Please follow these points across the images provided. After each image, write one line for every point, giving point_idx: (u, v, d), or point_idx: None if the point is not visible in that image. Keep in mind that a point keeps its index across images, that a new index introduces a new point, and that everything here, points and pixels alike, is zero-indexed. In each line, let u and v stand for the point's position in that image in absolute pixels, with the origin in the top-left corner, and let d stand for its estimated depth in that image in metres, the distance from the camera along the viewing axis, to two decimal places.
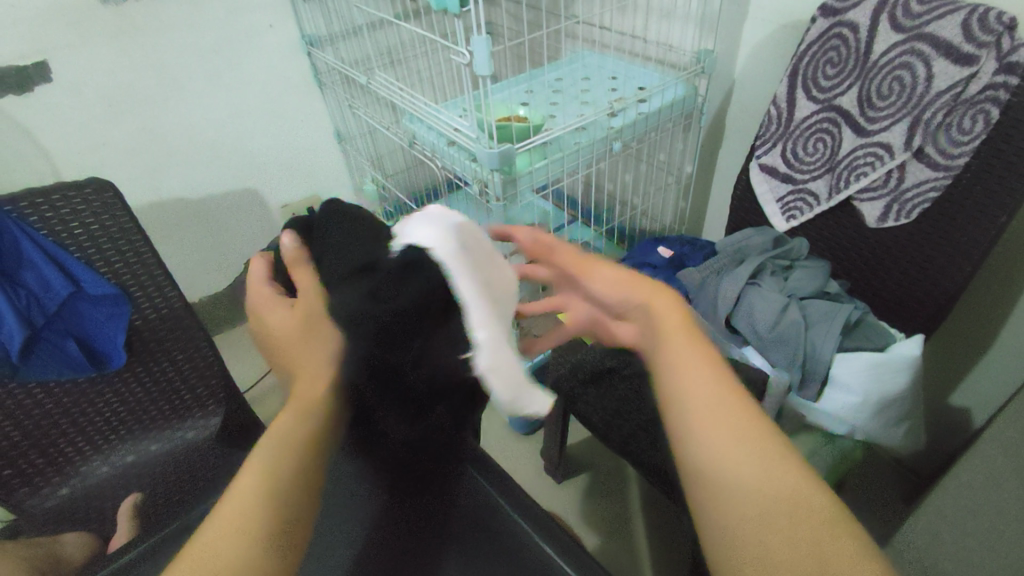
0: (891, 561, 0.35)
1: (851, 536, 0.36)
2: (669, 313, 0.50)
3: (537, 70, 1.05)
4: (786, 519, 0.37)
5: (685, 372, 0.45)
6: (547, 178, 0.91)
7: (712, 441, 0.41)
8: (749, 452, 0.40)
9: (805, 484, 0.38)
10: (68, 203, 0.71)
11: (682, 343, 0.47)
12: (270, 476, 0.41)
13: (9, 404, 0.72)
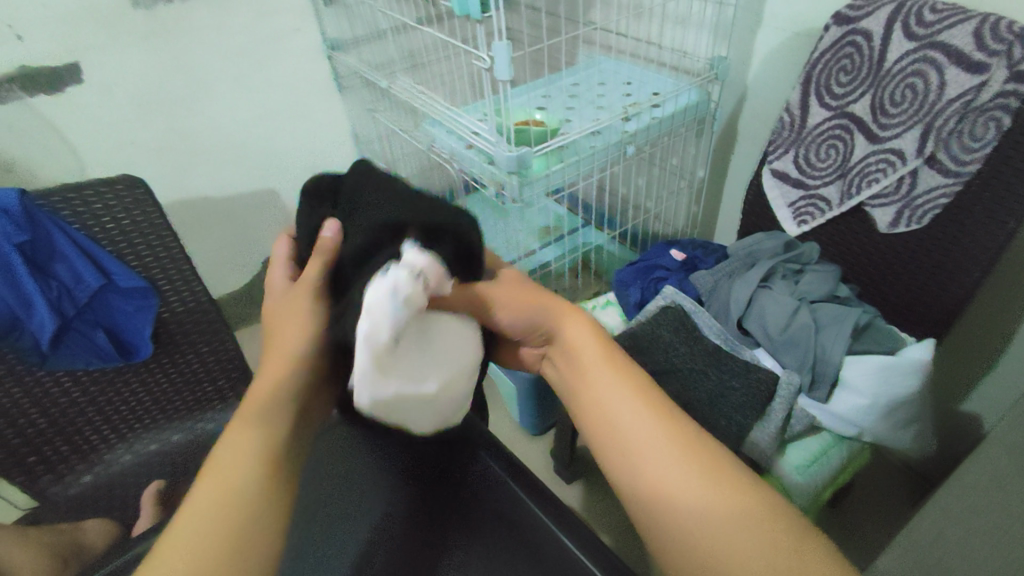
0: (781, 528, 0.41)
1: (739, 510, 0.42)
2: (590, 340, 0.53)
3: (554, 76, 1.08)
4: (681, 507, 0.43)
5: (609, 399, 0.50)
6: (562, 181, 0.93)
7: (646, 463, 0.45)
8: (651, 449, 0.46)
9: (697, 470, 0.44)
10: (101, 198, 0.74)
11: (588, 351, 0.53)
12: (246, 470, 0.42)
13: (37, 392, 0.75)
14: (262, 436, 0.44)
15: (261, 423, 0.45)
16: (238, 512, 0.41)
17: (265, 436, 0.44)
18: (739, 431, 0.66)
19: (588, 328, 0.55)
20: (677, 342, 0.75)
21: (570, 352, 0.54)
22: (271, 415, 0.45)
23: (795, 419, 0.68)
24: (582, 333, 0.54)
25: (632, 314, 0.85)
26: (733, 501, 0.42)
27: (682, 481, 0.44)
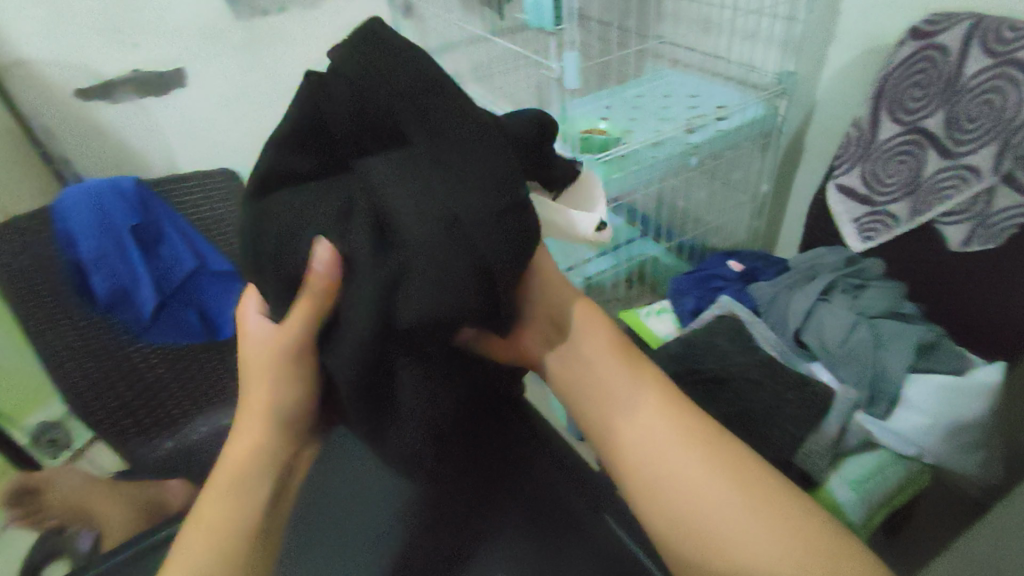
0: (812, 542, 0.41)
1: (770, 524, 0.42)
2: (597, 336, 0.56)
3: (620, 87, 1.11)
4: (706, 518, 0.44)
5: (624, 403, 0.52)
6: (623, 188, 0.95)
7: (663, 470, 0.47)
8: (675, 460, 0.47)
9: (726, 484, 0.45)
10: (205, 188, 0.85)
11: (615, 365, 0.54)
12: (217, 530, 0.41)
13: (138, 359, 0.85)
14: (246, 471, 0.45)
15: (243, 457, 0.45)
16: (232, 522, 0.42)
17: (247, 468, 0.45)
18: (792, 442, 0.66)
19: (596, 325, 0.57)
20: (733, 350, 0.76)
21: (574, 347, 0.56)
22: (257, 447, 0.46)
23: (850, 435, 0.68)
24: (588, 325, 0.57)
25: (686, 322, 0.86)
26: (762, 514, 0.43)
27: (708, 493, 0.45)
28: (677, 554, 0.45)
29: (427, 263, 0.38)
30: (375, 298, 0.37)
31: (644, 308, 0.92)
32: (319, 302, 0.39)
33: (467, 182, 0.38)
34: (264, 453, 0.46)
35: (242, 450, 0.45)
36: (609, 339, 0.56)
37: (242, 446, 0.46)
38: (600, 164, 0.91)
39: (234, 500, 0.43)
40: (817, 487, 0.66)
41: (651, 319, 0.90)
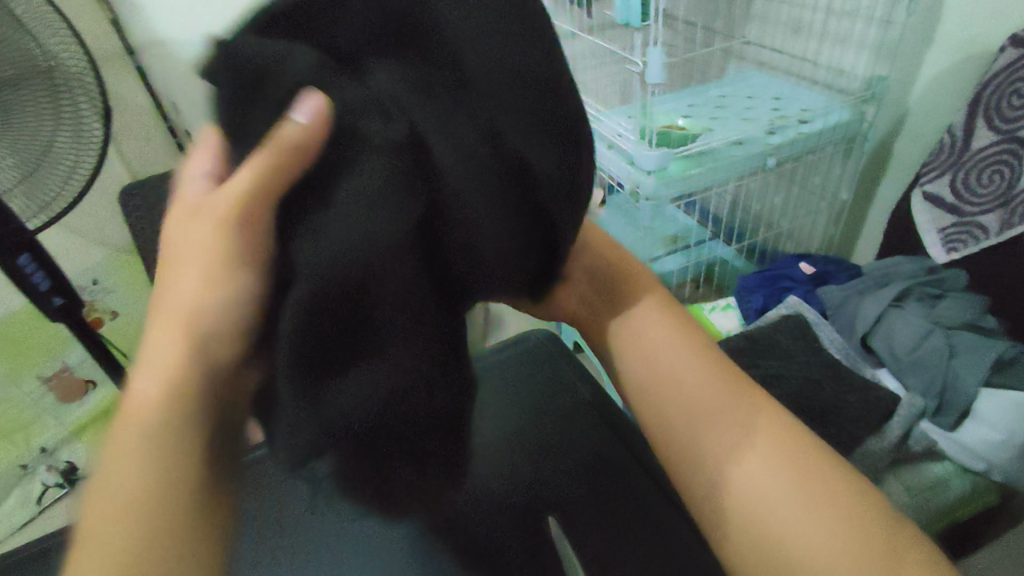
0: (868, 549, 0.41)
1: (827, 529, 0.42)
2: (664, 310, 0.57)
3: (702, 87, 1.12)
4: (761, 517, 0.44)
5: (700, 382, 0.52)
6: (698, 184, 0.97)
7: (744, 440, 0.48)
8: (740, 456, 0.47)
9: (787, 485, 0.45)
10: None
11: (687, 358, 0.54)
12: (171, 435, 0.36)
13: None
14: (159, 413, 0.36)
15: (155, 403, 0.36)
16: (160, 468, 0.35)
17: (166, 413, 0.36)
18: (848, 442, 0.67)
19: (656, 301, 0.58)
20: (795, 349, 0.77)
21: (647, 320, 0.57)
22: (170, 390, 0.37)
23: (914, 440, 0.67)
24: (650, 298, 0.58)
25: (751, 320, 0.88)
26: (820, 521, 0.43)
27: (767, 493, 0.45)
28: (726, 547, 0.45)
29: (463, 160, 0.39)
30: (409, 206, 0.38)
31: (709, 303, 0.94)
32: (278, 166, 0.37)
33: (510, 114, 0.40)
34: (185, 394, 0.37)
35: (149, 397, 0.36)
36: (672, 313, 0.57)
37: (153, 387, 0.37)
38: (677, 159, 0.93)
39: (150, 445, 0.35)
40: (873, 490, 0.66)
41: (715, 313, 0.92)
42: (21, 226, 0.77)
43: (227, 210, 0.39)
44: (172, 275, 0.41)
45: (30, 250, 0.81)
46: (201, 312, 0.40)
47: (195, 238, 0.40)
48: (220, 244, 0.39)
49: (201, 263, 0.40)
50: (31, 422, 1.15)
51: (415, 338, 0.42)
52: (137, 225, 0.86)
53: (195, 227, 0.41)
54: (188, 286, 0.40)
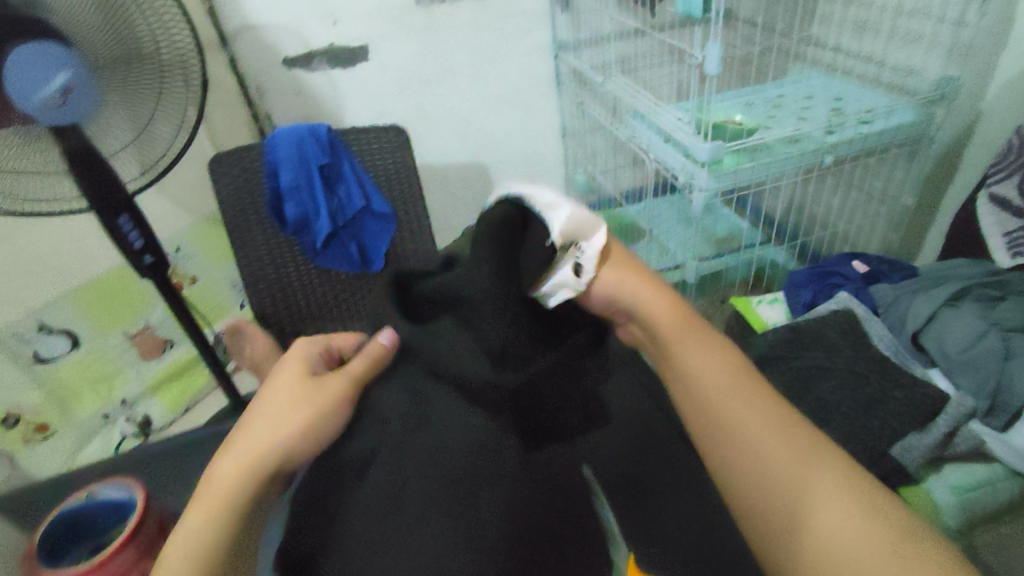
0: (913, 541, 0.37)
1: (868, 528, 0.38)
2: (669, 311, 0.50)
3: (761, 86, 1.12)
4: (797, 515, 0.40)
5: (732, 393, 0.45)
6: (751, 179, 0.97)
7: (780, 460, 0.42)
8: (773, 449, 0.42)
9: (824, 479, 0.41)
10: (375, 140, 0.99)
11: (714, 365, 0.47)
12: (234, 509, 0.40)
13: (309, 276, 1.02)
14: (234, 494, 0.40)
15: (231, 485, 0.40)
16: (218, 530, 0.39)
17: (236, 495, 0.40)
18: (889, 432, 0.67)
19: (663, 301, 0.51)
20: (842, 344, 0.77)
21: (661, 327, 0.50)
22: (252, 473, 0.41)
23: (960, 439, 0.66)
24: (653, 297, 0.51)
25: (799, 314, 0.88)
26: (864, 524, 0.38)
27: (802, 489, 0.41)
28: (767, 553, 0.41)
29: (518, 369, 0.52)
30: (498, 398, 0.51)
31: (756, 296, 0.95)
32: (365, 368, 0.51)
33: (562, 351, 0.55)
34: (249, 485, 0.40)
35: (226, 476, 0.40)
36: (680, 313, 0.51)
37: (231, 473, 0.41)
38: (730, 153, 0.94)
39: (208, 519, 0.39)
40: (911, 484, 0.66)
41: (762, 305, 0.93)
42: (119, 187, 0.82)
43: (328, 391, 0.47)
44: (268, 401, 0.46)
45: (127, 210, 0.84)
46: (274, 415, 0.45)
47: (278, 387, 0.47)
48: (317, 402, 0.46)
49: (284, 412, 0.45)
50: (115, 372, 1.25)
51: (445, 487, 0.46)
52: (223, 190, 0.93)
53: (291, 372, 0.48)
54: (273, 410, 0.45)
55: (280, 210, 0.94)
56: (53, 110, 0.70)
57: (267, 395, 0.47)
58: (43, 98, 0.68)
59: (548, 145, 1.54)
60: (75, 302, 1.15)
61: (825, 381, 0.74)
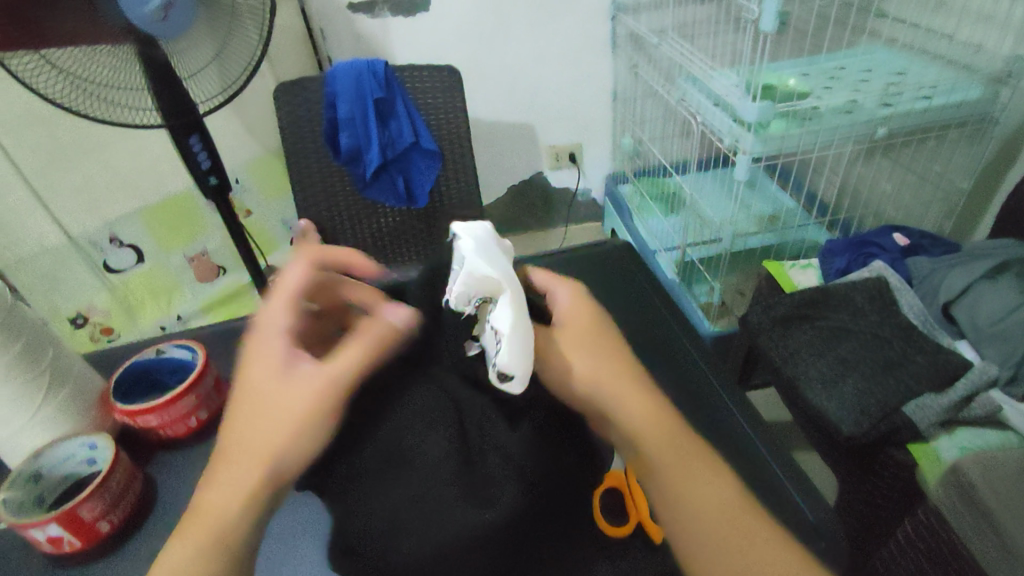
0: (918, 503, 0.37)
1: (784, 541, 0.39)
2: (589, 333, 0.44)
3: (819, 59, 1.10)
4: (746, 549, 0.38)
5: (645, 426, 0.41)
6: (798, 145, 0.97)
7: (696, 508, 0.39)
8: (703, 482, 0.40)
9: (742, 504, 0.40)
10: (431, 80, 1.02)
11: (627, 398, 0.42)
12: (220, 527, 0.36)
13: (362, 205, 1.08)
14: (234, 526, 0.36)
15: (229, 512, 0.36)
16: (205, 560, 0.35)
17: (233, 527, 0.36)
18: (905, 393, 0.68)
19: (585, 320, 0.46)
20: (869, 308, 0.77)
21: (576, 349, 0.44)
22: (247, 499, 0.37)
23: (977, 404, 0.67)
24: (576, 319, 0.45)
25: (831, 279, 0.90)
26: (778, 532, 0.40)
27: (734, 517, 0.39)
28: None
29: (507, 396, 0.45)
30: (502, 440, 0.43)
31: (789, 261, 0.96)
32: (360, 360, 0.41)
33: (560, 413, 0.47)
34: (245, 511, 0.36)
35: (217, 498, 0.36)
36: (601, 337, 0.45)
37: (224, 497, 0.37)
38: (779, 117, 0.94)
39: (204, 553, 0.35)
40: (921, 441, 0.67)
41: (794, 271, 0.94)
42: (190, 107, 0.86)
43: (314, 394, 0.39)
44: (244, 407, 0.39)
45: (197, 131, 0.89)
46: (258, 421, 0.38)
47: (259, 387, 0.39)
48: (306, 408, 0.38)
49: (267, 421, 0.38)
50: (174, 288, 1.32)
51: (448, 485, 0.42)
52: (285, 116, 0.99)
53: (265, 369, 0.40)
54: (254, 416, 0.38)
55: (335, 140, 1.00)
56: (156, 24, 0.76)
57: (241, 396, 0.39)
58: (149, 12, 0.75)
59: (598, 109, 1.55)
60: (146, 220, 1.22)
61: (849, 342, 0.75)
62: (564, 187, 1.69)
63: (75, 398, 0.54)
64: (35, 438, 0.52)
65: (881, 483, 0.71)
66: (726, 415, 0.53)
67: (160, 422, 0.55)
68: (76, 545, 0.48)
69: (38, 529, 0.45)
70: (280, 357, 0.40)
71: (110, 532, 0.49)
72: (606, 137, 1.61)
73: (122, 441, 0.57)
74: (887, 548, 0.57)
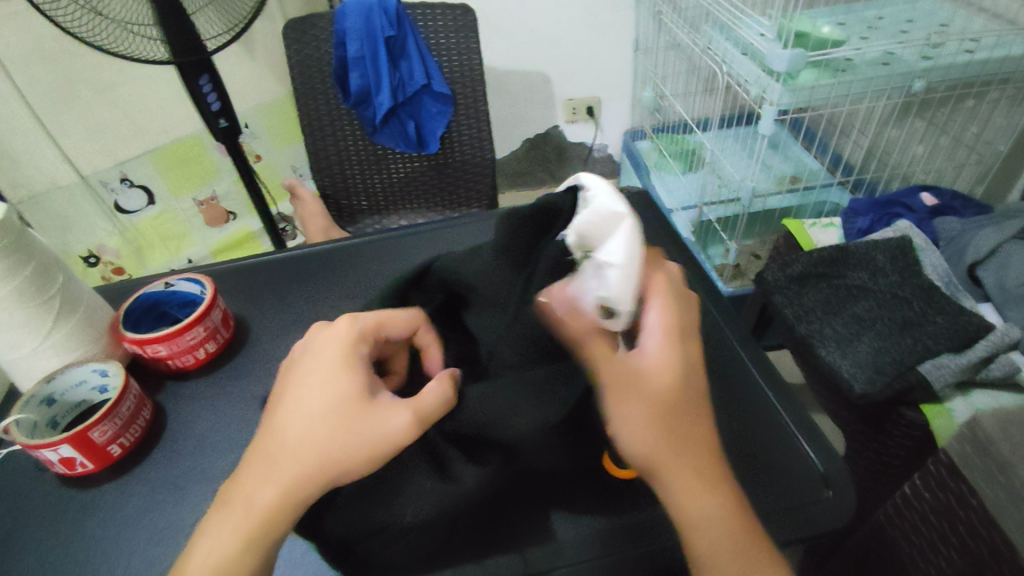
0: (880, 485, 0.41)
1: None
2: (670, 401, 0.39)
3: (857, 8, 1.04)
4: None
5: (709, 525, 0.38)
6: (828, 97, 0.93)
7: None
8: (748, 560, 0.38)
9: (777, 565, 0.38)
10: (445, 18, 0.98)
11: (696, 485, 0.38)
12: (257, 521, 0.36)
13: (374, 150, 1.05)
14: (271, 518, 0.36)
15: (273, 506, 0.36)
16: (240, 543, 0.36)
17: (278, 520, 0.36)
18: (921, 352, 0.67)
19: (668, 378, 0.39)
20: (889, 269, 0.74)
21: (659, 423, 0.38)
22: (285, 491, 0.36)
23: (995, 366, 0.66)
24: (659, 380, 0.39)
25: (852, 239, 0.88)
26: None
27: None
28: None
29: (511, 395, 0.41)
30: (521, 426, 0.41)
31: (810, 219, 0.93)
32: (443, 397, 0.38)
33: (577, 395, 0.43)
34: (277, 507, 0.36)
35: (260, 491, 0.36)
36: (687, 410, 0.40)
37: (267, 493, 0.36)
38: (809, 67, 0.89)
39: (243, 540, 0.36)
40: (934, 401, 0.66)
41: (815, 230, 0.92)
42: (199, 44, 0.83)
43: (386, 428, 0.37)
44: (305, 411, 0.38)
45: (206, 70, 0.88)
46: (320, 429, 0.37)
47: (324, 399, 0.38)
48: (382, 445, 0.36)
49: (332, 432, 0.37)
50: (184, 234, 1.31)
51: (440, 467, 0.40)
52: (295, 56, 0.97)
53: (346, 388, 0.38)
54: (315, 421, 0.37)
55: (345, 81, 0.98)
56: None
57: (306, 399, 0.39)
58: None
59: (618, 61, 1.50)
60: (156, 162, 1.21)
61: (864, 301, 0.75)
62: (581, 142, 1.65)
63: (86, 325, 0.54)
64: (46, 363, 0.53)
65: (890, 443, 0.72)
66: (741, 366, 0.52)
67: (169, 352, 0.55)
68: (89, 467, 0.49)
69: (49, 450, 0.46)
70: (360, 380, 0.39)
71: (122, 455, 0.50)
72: (626, 90, 1.56)
73: (133, 370, 0.58)
74: (892, 501, 0.56)
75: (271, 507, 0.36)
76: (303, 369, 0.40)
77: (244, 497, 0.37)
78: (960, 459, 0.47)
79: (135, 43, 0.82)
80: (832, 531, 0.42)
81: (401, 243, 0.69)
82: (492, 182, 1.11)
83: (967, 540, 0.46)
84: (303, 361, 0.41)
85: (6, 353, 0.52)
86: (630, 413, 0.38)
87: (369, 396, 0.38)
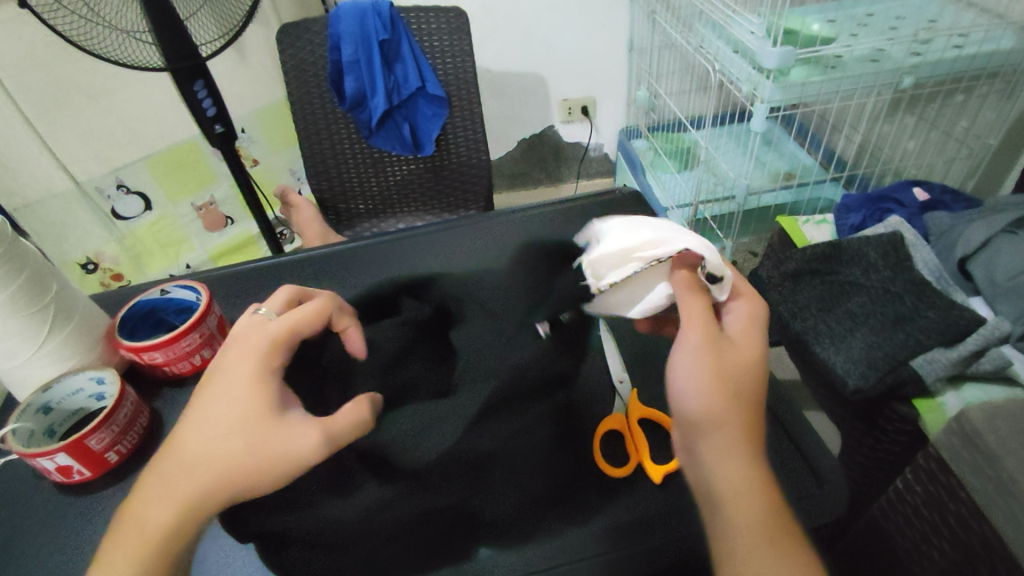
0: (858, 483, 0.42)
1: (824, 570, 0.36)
2: (749, 371, 0.41)
3: (848, 5, 1.04)
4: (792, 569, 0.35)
5: (750, 486, 0.37)
6: (820, 94, 0.93)
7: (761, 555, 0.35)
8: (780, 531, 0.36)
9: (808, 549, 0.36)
10: (437, 20, 0.98)
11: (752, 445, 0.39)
12: (149, 542, 0.35)
13: (369, 154, 1.06)
14: (169, 538, 0.36)
15: (168, 525, 0.36)
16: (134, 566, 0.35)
17: (173, 540, 0.36)
18: (914, 346, 0.67)
19: (751, 353, 0.43)
20: (881, 264, 0.75)
21: (730, 378, 0.41)
22: (184, 510, 0.36)
23: (987, 359, 0.66)
24: (745, 351, 0.42)
25: (844, 235, 0.88)
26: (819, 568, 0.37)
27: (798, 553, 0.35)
28: None
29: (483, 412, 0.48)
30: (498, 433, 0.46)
31: (803, 216, 0.94)
32: (353, 423, 0.41)
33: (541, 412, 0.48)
34: (178, 525, 0.36)
35: (162, 514, 0.36)
36: (753, 380, 0.41)
37: (162, 511, 0.36)
38: (800, 64, 0.90)
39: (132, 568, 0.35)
40: (926, 396, 0.67)
41: (808, 227, 0.92)
42: (192, 52, 0.84)
43: (293, 448, 0.38)
44: (213, 426, 0.38)
45: (200, 76, 0.88)
46: (228, 446, 0.38)
47: (234, 413, 0.39)
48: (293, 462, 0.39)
49: (241, 448, 0.38)
50: (181, 240, 1.31)
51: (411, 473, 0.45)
52: (288, 61, 0.97)
53: (255, 405, 0.39)
54: (220, 438, 0.38)
55: (339, 85, 0.99)
56: None
57: (213, 418, 0.39)
58: None
59: (612, 61, 1.50)
60: (151, 169, 1.21)
61: (859, 296, 0.75)
62: (576, 142, 1.65)
63: (83, 333, 0.55)
64: (43, 371, 0.53)
65: (884, 438, 0.72)
66: None
67: (165, 358, 0.55)
68: (86, 474, 0.49)
69: (46, 458, 0.46)
70: (268, 397, 0.40)
71: (119, 462, 0.51)
72: (620, 90, 1.57)
73: (130, 376, 0.58)
74: (885, 495, 0.57)
75: (166, 527, 0.36)
76: (211, 385, 0.40)
77: (137, 517, 0.36)
78: (948, 453, 0.47)
79: (130, 50, 0.83)
80: (827, 524, 0.43)
81: (396, 246, 0.69)
82: (487, 184, 1.11)
83: (958, 532, 0.47)
84: (211, 376, 0.41)
85: (2, 362, 0.52)
86: (703, 368, 0.41)
87: (276, 413, 0.39)
